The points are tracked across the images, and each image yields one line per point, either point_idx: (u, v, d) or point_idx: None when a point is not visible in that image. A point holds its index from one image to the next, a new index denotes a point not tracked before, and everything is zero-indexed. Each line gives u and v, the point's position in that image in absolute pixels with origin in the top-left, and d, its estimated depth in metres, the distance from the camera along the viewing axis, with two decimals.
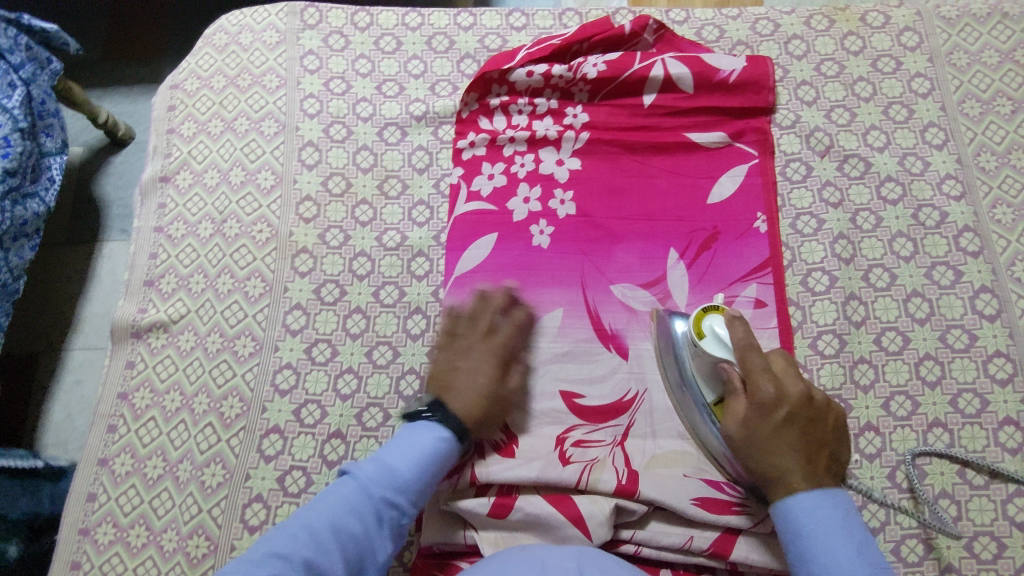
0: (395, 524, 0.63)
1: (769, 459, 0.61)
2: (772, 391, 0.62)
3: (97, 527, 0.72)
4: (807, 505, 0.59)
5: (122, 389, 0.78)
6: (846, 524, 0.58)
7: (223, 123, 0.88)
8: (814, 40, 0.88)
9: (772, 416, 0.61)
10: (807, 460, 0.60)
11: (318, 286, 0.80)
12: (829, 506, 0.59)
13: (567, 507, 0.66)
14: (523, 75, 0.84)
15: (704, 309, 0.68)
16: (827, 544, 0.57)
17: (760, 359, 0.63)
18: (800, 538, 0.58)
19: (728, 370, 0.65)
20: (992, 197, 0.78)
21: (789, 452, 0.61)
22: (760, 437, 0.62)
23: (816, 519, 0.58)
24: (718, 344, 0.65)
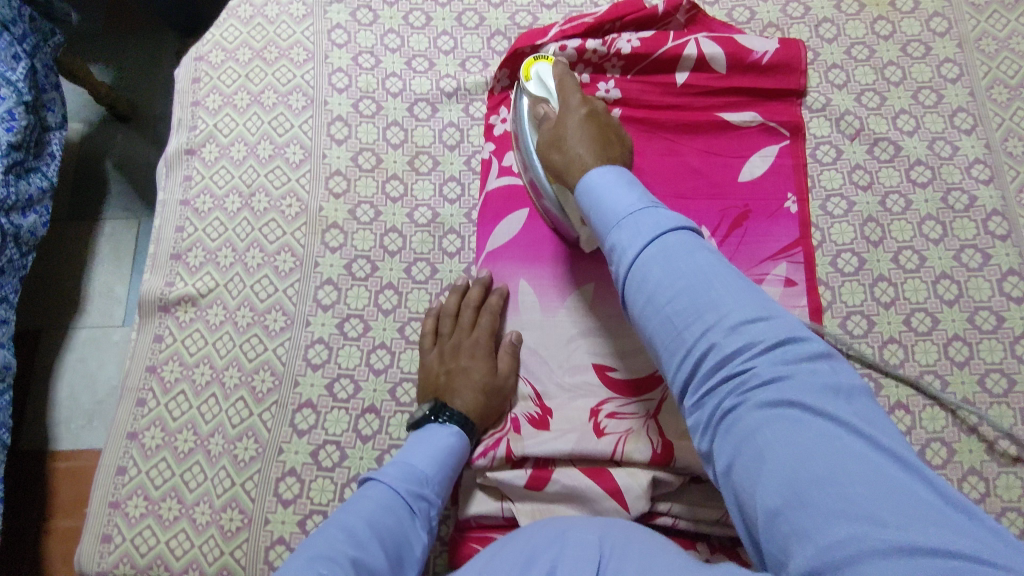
0: (426, 517, 0.63)
1: (568, 134, 0.67)
2: (574, 100, 0.70)
3: (128, 500, 0.72)
4: (598, 177, 0.59)
5: (151, 362, 0.77)
6: (630, 185, 0.58)
7: (249, 96, 0.87)
8: (845, 24, 0.88)
9: (573, 112, 0.69)
10: (591, 133, 0.66)
11: (349, 261, 0.80)
12: (620, 176, 0.59)
13: (604, 480, 0.67)
14: (555, 51, 0.84)
15: (535, 58, 0.76)
16: (613, 200, 0.56)
17: (568, 87, 0.71)
18: (601, 204, 0.57)
19: (544, 108, 0.73)
20: (1019, 182, 0.79)
21: (580, 130, 0.67)
22: (558, 134, 0.68)
23: (608, 191, 0.57)
24: (540, 84, 0.74)
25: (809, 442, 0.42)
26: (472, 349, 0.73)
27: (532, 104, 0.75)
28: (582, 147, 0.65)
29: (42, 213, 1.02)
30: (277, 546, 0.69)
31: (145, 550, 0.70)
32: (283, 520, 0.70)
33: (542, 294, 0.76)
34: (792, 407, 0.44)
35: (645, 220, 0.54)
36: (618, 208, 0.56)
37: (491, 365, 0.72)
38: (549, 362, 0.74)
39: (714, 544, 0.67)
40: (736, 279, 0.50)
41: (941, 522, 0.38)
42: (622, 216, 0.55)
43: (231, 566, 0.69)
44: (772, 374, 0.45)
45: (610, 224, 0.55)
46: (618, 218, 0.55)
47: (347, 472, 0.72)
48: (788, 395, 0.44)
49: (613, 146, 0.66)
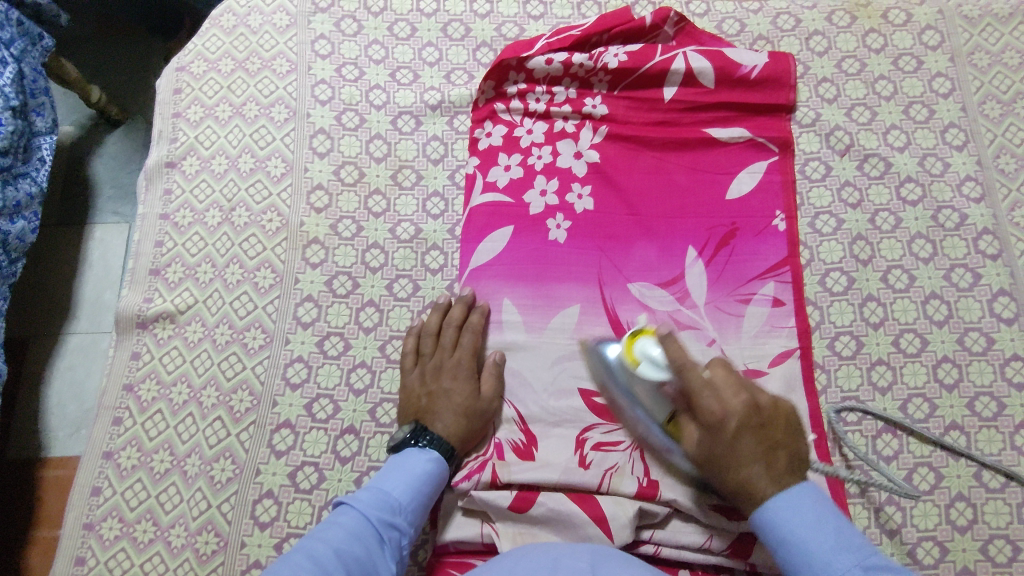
0: (396, 546, 0.62)
1: (727, 451, 0.59)
2: (708, 403, 0.60)
3: (103, 522, 0.71)
4: (781, 503, 0.57)
5: (128, 380, 0.76)
6: (821, 519, 0.56)
7: (231, 108, 0.86)
8: (836, 37, 0.87)
9: (722, 431, 0.59)
10: (761, 439, 0.59)
11: (330, 278, 0.79)
12: (812, 505, 0.57)
13: (589, 506, 0.65)
14: (542, 63, 0.82)
15: (635, 334, 0.68)
16: (806, 536, 0.55)
17: (688, 365, 0.61)
18: (783, 524, 0.56)
19: (671, 389, 0.65)
20: (1011, 200, 0.78)
21: (742, 445, 0.59)
22: (715, 451, 0.60)
23: (793, 501, 0.57)
24: (653, 368, 0.65)
25: None
26: (455, 371, 0.72)
27: (645, 387, 0.66)
28: (757, 467, 0.58)
29: (31, 219, 0.98)
30: (253, 570, 0.68)
31: (119, 573, 0.69)
32: (259, 543, 0.69)
33: (526, 313, 0.75)
34: None
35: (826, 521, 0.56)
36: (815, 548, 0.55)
37: (474, 388, 0.71)
38: (534, 384, 0.73)
39: (697, 572, 0.66)
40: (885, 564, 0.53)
41: None
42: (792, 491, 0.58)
43: None
44: None
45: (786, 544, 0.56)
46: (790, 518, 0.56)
47: (325, 495, 0.71)
48: None
49: (776, 436, 0.60)
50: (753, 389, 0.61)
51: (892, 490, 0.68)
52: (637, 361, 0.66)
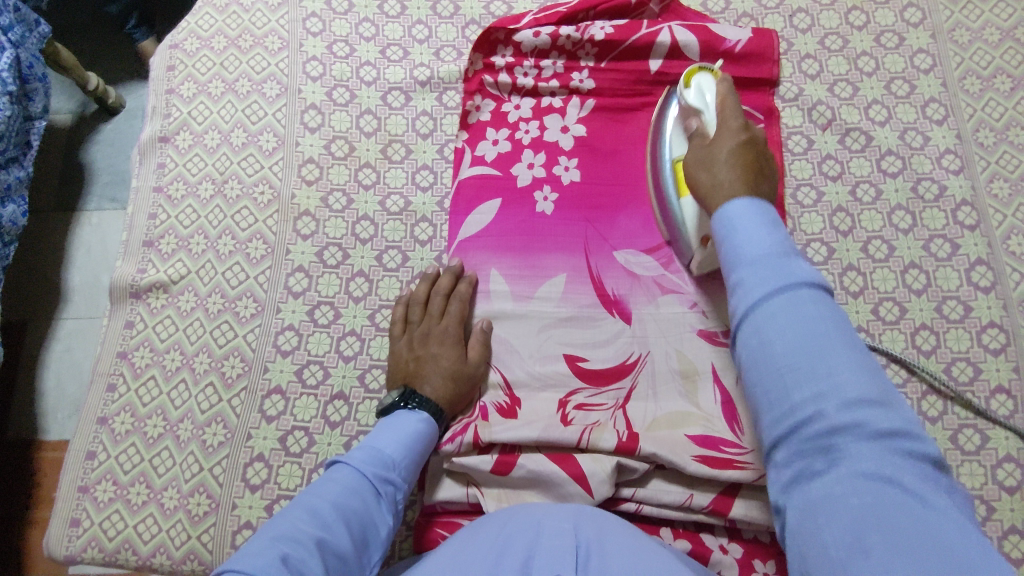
0: (392, 500, 0.64)
1: (708, 174, 0.62)
2: (735, 122, 0.64)
3: (97, 485, 0.72)
4: (738, 211, 0.52)
5: (121, 348, 0.77)
6: (800, 299, 0.46)
7: (224, 84, 0.87)
8: (819, 14, 0.88)
9: (720, 145, 0.63)
10: (745, 170, 0.60)
11: (320, 249, 0.80)
12: (786, 287, 0.47)
13: (569, 465, 0.67)
14: (529, 36, 0.84)
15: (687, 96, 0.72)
16: (774, 321, 0.46)
17: (727, 107, 0.66)
18: (728, 236, 0.52)
19: (695, 124, 0.69)
20: (990, 172, 0.79)
21: (730, 165, 0.60)
22: (707, 153, 0.63)
23: (743, 224, 0.51)
24: (699, 92, 0.69)
25: (861, 503, 0.39)
26: (442, 336, 0.73)
27: (686, 112, 0.71)
28: (723, 168, 0.60)
29: (21, 203, 1.00)
30: (244, 531, 0.70)
31: (113, 534, 0.70)
32: (250, 504, 0.70)
33: (514, 283, 0.77)
34: (874, 478, 0.40)
35: (775, 266, 0.48)
36: (774, 326, 0.46)
37: (461, 352, 0.72)
38: (521, 351, 0.74)
39: (678, 529, 0.68)
40: (855, 351, 0.44)
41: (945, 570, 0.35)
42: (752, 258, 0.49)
43: (198, 551, 0.69)
44: (849, 419, 0.42)
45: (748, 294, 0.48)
46: (750, 258, 0.49)
47: (315, 458, 0.72)
48: (884, 472, 0.40)
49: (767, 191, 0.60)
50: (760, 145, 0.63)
51: None
52: (681, 190, 0.71)
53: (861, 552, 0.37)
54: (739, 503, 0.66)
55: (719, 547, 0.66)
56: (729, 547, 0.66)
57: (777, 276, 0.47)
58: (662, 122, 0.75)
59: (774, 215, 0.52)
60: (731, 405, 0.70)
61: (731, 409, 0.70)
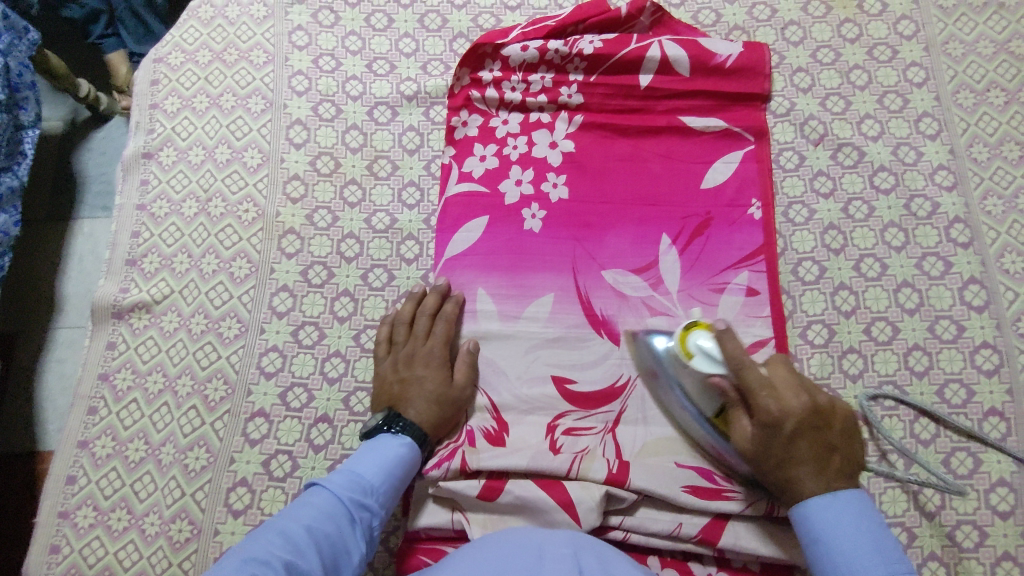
0: (367, 527, 0.62)
1: (786, 469, 0.59)
2: (771, 406, 0.59)
3: (77, 510, 0.71)
4: (817, 503, 0.57)
5: (103, 370, 0.76)
6: (857, 519, 0.56)
7: (208, 99, 0.86)
8: (811, 27, 0.87)
9: (778, 431, 0.59)
10: (815, 450, 0.59)
11: (305, 268, 0.79)
12: (848, 509, 0.56)
13: (557, 492, 0.66)
14: (517, 50, 0.83)
15: (687, 327, 0.65)
16: (833, 536, 0.55)
17: (777, 379, 0.61)
18: (821, 535, 0.56)
19: (721, 383, 0.62)
20: (984, 189, 0.78)
21: (798, 446, 0.59)
22: (771, 451, 0.59)
23: (832, 512, 0.56)
24: (709, 362, 0.62)
25: None
26: (427, 359, 0.72)
27: (693, 376, 0.64)
28: (812, 480, 0.58)
29: (11, 213, 0.98)
30: None
31: (93, 561, 0.69)
32: (233, 530, 0.69)
33: (501, 303, 0.76)
34: None
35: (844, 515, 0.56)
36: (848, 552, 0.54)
37: (446, 375, 0.71)
38: (508, 372, 0.73)
39: (666, 558, 0.67)
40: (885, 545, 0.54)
41: None
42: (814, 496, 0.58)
43: None
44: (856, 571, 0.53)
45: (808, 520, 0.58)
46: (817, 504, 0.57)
47: (299, 482, 0.71)
48: None
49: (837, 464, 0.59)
50: (813, 391, 0.61)
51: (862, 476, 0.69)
52: (690, 354, 0.64)
53: None
54: (728, 532, 0.65)
55: None
56: None
57: (877, 571, 0.53)
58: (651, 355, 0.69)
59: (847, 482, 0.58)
60: None
61: None
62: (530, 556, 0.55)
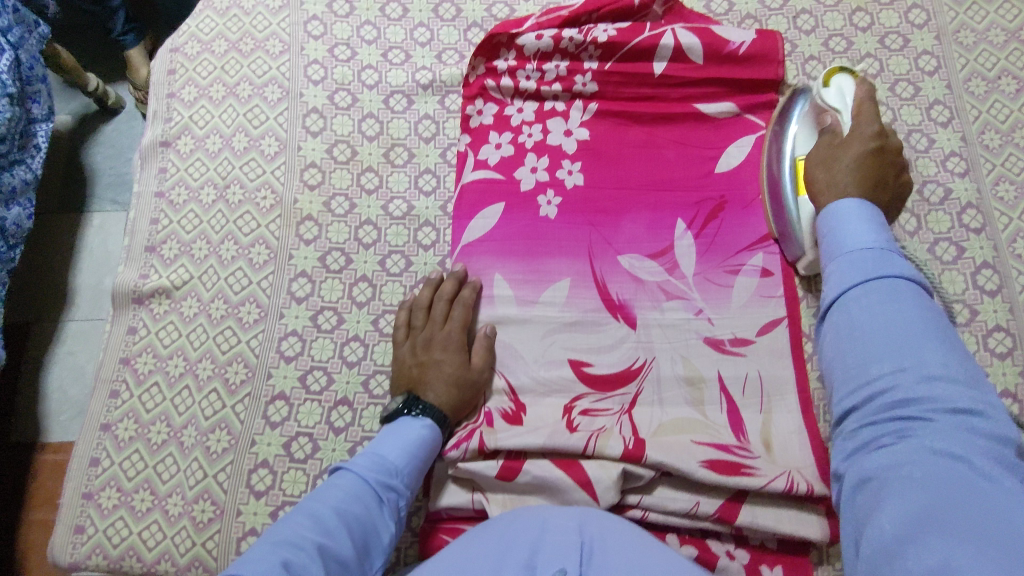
0: (394, 507, 0.63)
1: (829, 174, 0.62)
2: (869, 130, 0.63)
3: (101, 491, 0.72)
4: (845, 211, 0.53)
5: (124, 354, 0.77)
6: (870, 223, 0.52)
7: (225, 88, 0.87)
8: (823, 16, 0.88)
9: (850, 145, 0.63)
10: (863, 179, 0.60)
11: (323, 253, 0.80)
12: (867, 228, 0.51)
13: (574, 471, 0.67)
14: (531, 40, 0.84)
15: (841, 69, 0.72)
16: (847, 234, 0.52)
17: (863, 111, 0.65)
18: (835, 232, 0.53)
19: (831, 116, 0.70)
20: (995, 175, 0.79)
21: (850, 168, 0.61)
22: (828, 153, 0.64)
23: (847, 222, 0.52)
24: (840, 95, 0.69)
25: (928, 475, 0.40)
26: (445, 342, 0.73)
27: (821, 112, 0.72)
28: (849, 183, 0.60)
29: (26, 206, 0.99)
30: (248, 537, 0.69)
31: (117, 541, 0.70)
32: (255, 511, 0.70)
33: (518, 287, 0.77)
34: (948, 457, 0.40)
35: (874, 259, 0.49)
36: (841, 276, 0.50)
37: (464, 358, 0.72)
38: (525, 356, 0.74)
39: (684, 535, 0.68)
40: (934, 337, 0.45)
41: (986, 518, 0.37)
42: (847, 251, 0.51)
43: (203, 557, 0.69)
44: (920, 393, 0.43)
45: (841, 253, 0.51)
46: (849, 250, 0.51)
47: (320, 464, 0.72)
48: (957, 450, 0.40)
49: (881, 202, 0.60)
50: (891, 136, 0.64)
51: None
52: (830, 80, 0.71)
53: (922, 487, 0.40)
54: (745, 511, 0.65)
55: (725, 553, 0.66)
56: (736, 553, 0.66)
57: (868, 275, 0.48)
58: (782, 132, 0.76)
59: (882, 219, 0.52)
60: (737, 414, 0.71)
61: (737, 418, 0.70)
62: (532, 532, 0.56)
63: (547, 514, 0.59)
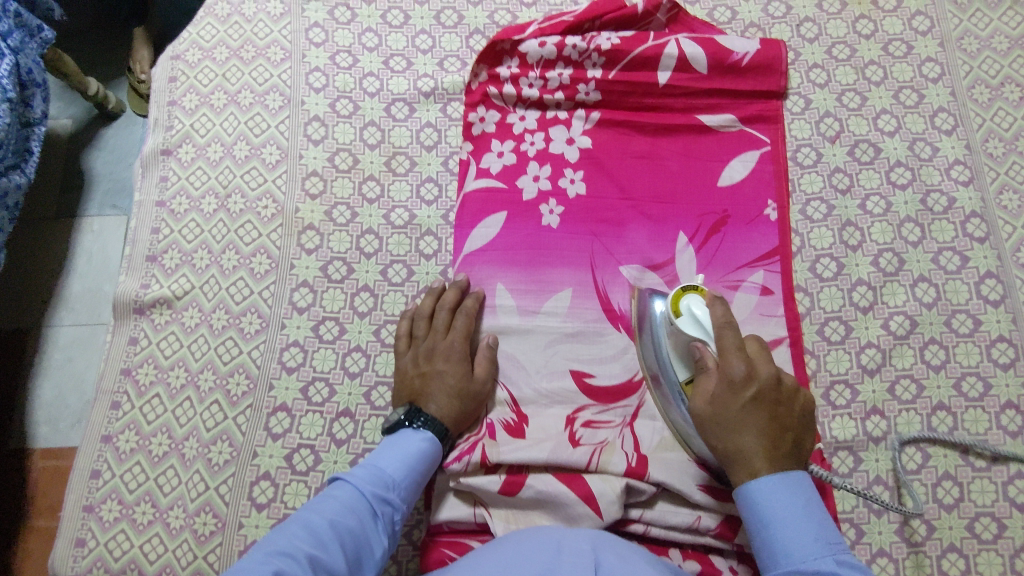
0: (389, 521, 0.63)
1: (734, 438, 0.60)
2: (740, 371, 0.61)
3: (102, 504, 0.72)
4: (765, 486, 0.58)
5: (126, 365, 0.77)
6: (806, 508, 0.57)
7: (226, 96, 0.86)
8: (826, 23, 0.87)
9: (735, 401, 0.61)
10: (770, 445, 0.59)
11: (325, 263, 0.79)
12: (797, 488, 0.58)
13: (578, 486, 0.67)
14: (535, 47, 0.84)
15: (682, 288, 0.67)
16: (783, 519, 0.56)
17: (729, 344, 0.62)
18: (766, 519, 0.57)
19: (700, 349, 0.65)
20: (1000, 183, 0.79)
21: (753, 432, 0.60)
22: (724, 416, 0.61)
23: (776, 501, 0.57)
24: (694, 323, 0.65)
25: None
26: (448, 353, 0.72)
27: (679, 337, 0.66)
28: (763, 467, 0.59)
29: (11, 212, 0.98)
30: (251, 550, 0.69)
31: (119, 554, 0.70)
32: (257, 523, 0.70)
33: (519, 297, 0.76)
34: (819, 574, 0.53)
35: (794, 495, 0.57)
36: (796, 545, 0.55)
37: (468, 370, 0.72)
38: (527, 367, 0.74)
39: (687, 550, 0.67)
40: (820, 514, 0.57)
41: None
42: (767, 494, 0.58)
43: (205, 570, 0.69)
44: (814, 569, 0.54)
45: (778, 562, 0.56)
46: (779, 540, 0.56)
47: (321, 477, 0.72)
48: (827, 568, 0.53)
49: (788, 441, 0.60)
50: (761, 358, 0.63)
51: (880, 470, 0.70)
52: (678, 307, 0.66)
53: None
54: None
55: (728, 569, 0.66)
56: (738, 569, 0.66)
57: (794, 549, 0.55)
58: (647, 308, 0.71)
59: (808, 487, 0.58)
60: None
61: None
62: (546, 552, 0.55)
63: (562, 535, 0.58)
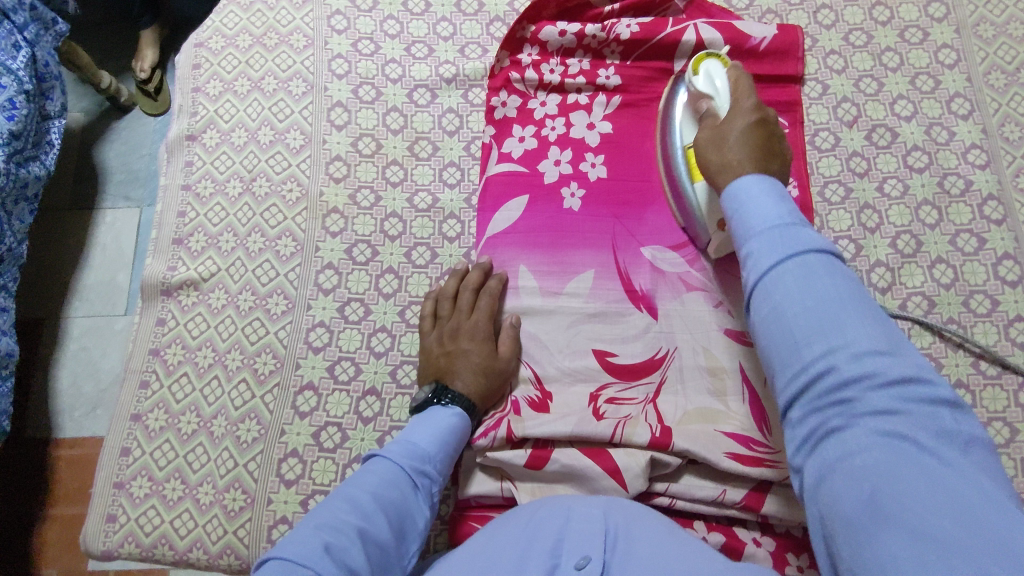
0: (429, 493, 0.64)
1: (722, 152, 0.62)
2: (747, 103, 0.65)
3: (132, 480, 0.73)
4: (749, 184, 0.53)
5: (154, 345, 0.78)
6: (778, 196, 0.52)
7: (249, 83, 0.88)
8: (843, 10, 0.88)
9: (730, 128, 0.63)
10: (756, 150, 0.60)
11: (349, 246, 0.80)
12: (763, 184, 0.53)
13: (603, 460, 0.68)
14: (554, 35, 0.85)
15: (706, 56, 0.73)
16: (755, 206, 0.52)
17: (740, 87, 0.67)
18: (740, 207, 0.53)
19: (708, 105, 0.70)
20: (1016, 167, 0.80)
21: (739, 144, 0.61)
22: (717, 135, 0.64)
23: (754, 199, 0.52)
24: (709, 78, 0.70)
25: (882, 458, 0.39)
26: (473, 332, 0.73)
27: (696, 99, 0.72)
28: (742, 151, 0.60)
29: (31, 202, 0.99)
30: (279, 525, 0.70)
31: (149, 529, 0.71)
32: (286, 499, 0.71)
33: (542, 279, 0.77)
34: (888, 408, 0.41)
35: (782, 236, 0.48)
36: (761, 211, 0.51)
37: (493, 348, 0.73)
38: (550, 346, 0.75)
39: (711, 523, 0.69)
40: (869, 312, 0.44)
41: (919, 480, 0.37)
42: (761, 226, 0.50)
43: (234, 544, 0.70)
44: (856, 371, 0.42)
45: (753, 231, 0.50)
46: (759, 226, 0.50)
47: (349, 453, 0.73)
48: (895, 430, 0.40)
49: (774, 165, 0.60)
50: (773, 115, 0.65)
51: None
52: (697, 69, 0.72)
53: (890, 490, 0.38)
54: (771, 499, 0.66)
55: (752, 540, 0.67)
56: (762, 540, 0.67)
57: (786, 246, 0.48)
58: (671, 108, 0.76)
59: (783, 191, 0.53)
60: (759, 403, 0.70)
61: (759, 408, 0.70)
62: (556, 521, 0.57)
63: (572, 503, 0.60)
